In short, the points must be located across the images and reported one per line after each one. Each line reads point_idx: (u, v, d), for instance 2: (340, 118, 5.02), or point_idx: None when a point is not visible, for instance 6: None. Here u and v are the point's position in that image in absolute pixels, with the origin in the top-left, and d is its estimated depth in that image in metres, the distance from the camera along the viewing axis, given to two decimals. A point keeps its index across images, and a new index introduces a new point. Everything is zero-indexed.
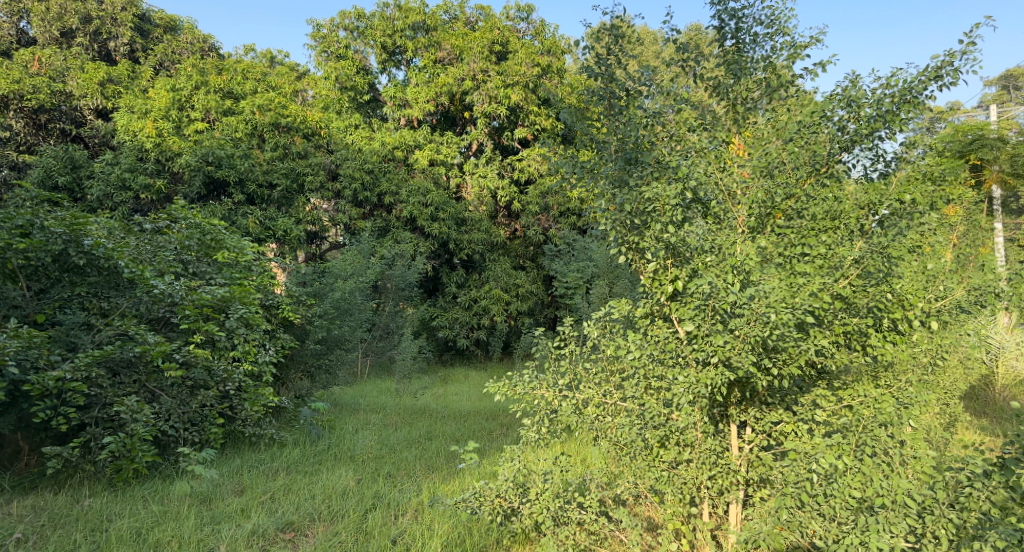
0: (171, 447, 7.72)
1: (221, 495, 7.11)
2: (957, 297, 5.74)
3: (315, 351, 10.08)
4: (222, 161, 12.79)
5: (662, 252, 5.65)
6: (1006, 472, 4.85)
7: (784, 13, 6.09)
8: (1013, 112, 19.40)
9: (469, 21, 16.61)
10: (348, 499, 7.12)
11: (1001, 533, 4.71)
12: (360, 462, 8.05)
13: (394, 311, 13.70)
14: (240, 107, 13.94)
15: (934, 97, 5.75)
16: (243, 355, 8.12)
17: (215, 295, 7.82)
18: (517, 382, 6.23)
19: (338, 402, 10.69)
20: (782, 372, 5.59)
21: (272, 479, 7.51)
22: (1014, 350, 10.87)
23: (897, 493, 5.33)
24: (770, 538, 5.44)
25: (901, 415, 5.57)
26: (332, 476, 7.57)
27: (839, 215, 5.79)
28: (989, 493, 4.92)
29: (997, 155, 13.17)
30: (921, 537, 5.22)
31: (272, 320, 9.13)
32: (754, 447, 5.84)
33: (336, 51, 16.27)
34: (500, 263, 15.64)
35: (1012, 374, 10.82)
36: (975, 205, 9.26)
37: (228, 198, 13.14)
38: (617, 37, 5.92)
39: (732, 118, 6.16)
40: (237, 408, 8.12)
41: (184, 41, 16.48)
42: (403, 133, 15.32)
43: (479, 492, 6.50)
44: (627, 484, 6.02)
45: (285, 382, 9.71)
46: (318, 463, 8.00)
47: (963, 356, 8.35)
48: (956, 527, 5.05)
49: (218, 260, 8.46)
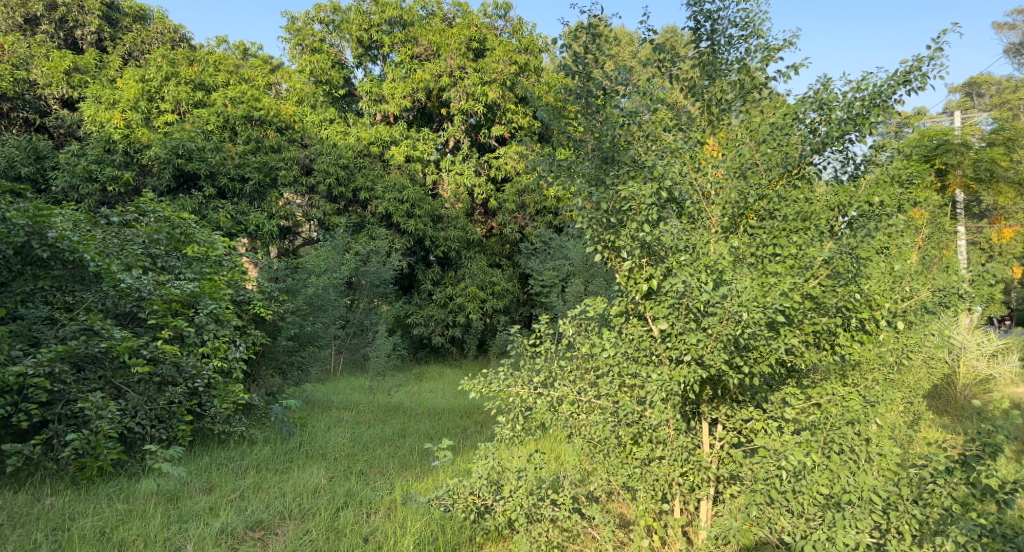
0: (137, 445, 7.69)
1: (188, 494, 7.08)
2: (922, 298, 5.86)
3: (287, 348, 9.96)
4: (192, 154, 12.71)
5: (638, 251, 5.69)
6: (967, 469, 5.00)
7: (759, 15, 6.16)
8: (977, 116, 19.80)
9: (447, 17, 16.57)
10: (319, 497, 7.11)
11: (962, 528, 4.93)
12: (332, 460, 8.04)
13: (369, 308, 13.74)
14: (211, 99, 13.91)
15: (902, 102, 5.82)
16: (213, 351, 8.06)
17: (184, 291, 7.85)
18: (492, 380, 6.23)
19: (310, 400, 10.70)
20: (752, 371, 5.65)
21: (242, 477, 7.49)
22: (975, 350, 11.18)
23: (863, 490, 5.35)
24: (740, 533, 5.48)
25: (868, 414, 5.61)
26: (304, 474, 7.56)
27: (809, 216, 5.85)
28: (950, 489, 5.08)
29: (961, 160, 13.33)
30: (885, 532, 5.32)
31: (243, 316, 9.01)
32: (725, 444, 5.94)
33: (311, 45, 16.01)
34: (476, 261, 15.64)
35: (973, 374, 11.11)
36: (938, 209, 9.46)
37: (198, 191, 13.01)
38: (594, 36, 6.03)
39: (707, 119, 6.23)
40: (205, 405, 8.09)
41: (153, 30, 16.24)
42: (379, 128, 15.25)
43: (454, 489, 6.54)
44: (600, 481, 6.08)
45: (256, 380, 9.60)
46: (290, 461, 7.99)
47: (927, 356, 8.48)
48: (918, 523, 5.19)
49: (187, 254, 8.43)
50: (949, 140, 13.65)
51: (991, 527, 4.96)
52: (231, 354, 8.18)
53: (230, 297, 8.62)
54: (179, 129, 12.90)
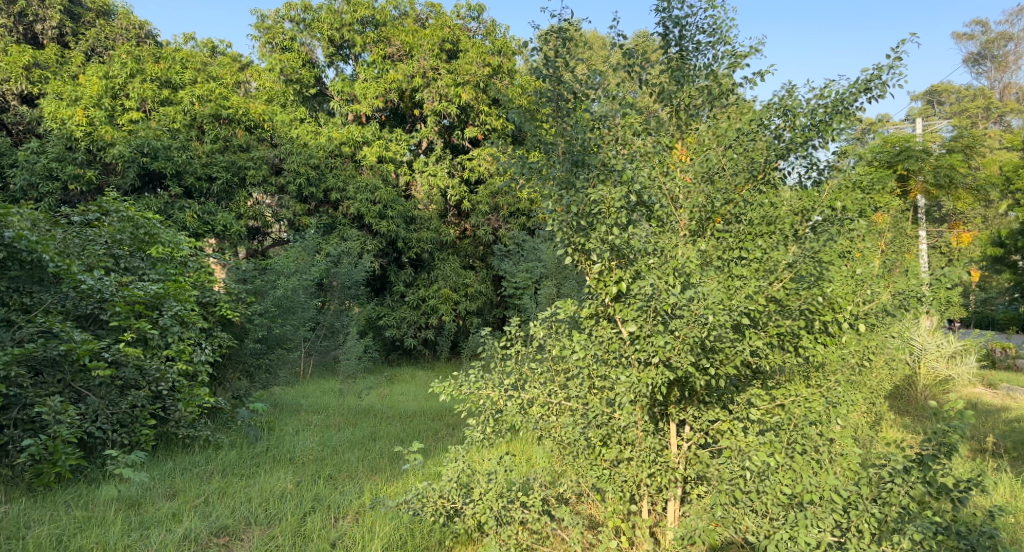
0: (97, 450, 7.59)
1: (151, 500, 7.01)
2: (884, 301, 5.99)
3: (254, 350, 9.85)
4: (158, 153, 12.54)
5: (607, 254, 5.75)
6: (924, 468, 5.20)
7: (727, 22, 6.24)
8: (937, 124, 20.14)
9: (419, 18, 16.50)
10: (286, 502, 7.08)
11: (918, 526, 5.11)
12: (300, 465, 8.00)
13: (339, 310, 13.71)
14: (178, 97, 13.80)
15: (864, 109, 5.92)
16: (177, 354, 7.97)
17: (148, 291, 7.81)
18: (462, 382, 6.25)
19: (277, 403, 10.62)
20: (718, 372, 5.69)
21: (207, 482, 7.43)
22: (934, 351, 11.28)
23: (824, 489, 5.49)
24: (706, 534, 5.53)
25: (829, 414, 5.70)
26: (270, 479, 7.51)
27: (775, 221, 5.90)
28: (908, 488, 5.25)
29: (922, 166, 13.49)
30: (846, 531, 5.42)
31: (209, 318, 8.92)
32: (692, 445, 5.94)
33: (281, 43, 15.96)
34: (448, 262, 15.62)
35: (933, 375, 11.20)
36: (900, 214, 9.62)
37: (163, 190, 12.87)
38: (564, 40, 6.15)
39: (675, 124, 6.24)
40: (169, 409, 7.99)
41: (118, 26, 16.03)
42: (351, 128, 15.18)
43: (422, 493, 6.52)
44: (570, 483, 6.12)
45: (222, 383, 9.50)
46: (256, 466, 7.94)
47: (888, 357, 8.61)
48: (878, 521, 5.32)
49: (152, 255, 8.29)
50: (911, 146, 13.82)
51: (946, 525, 5.16)
52: (197, 356, 8.11)
53: (196, 298, 8.54)
54: (144, 128, 12.77)
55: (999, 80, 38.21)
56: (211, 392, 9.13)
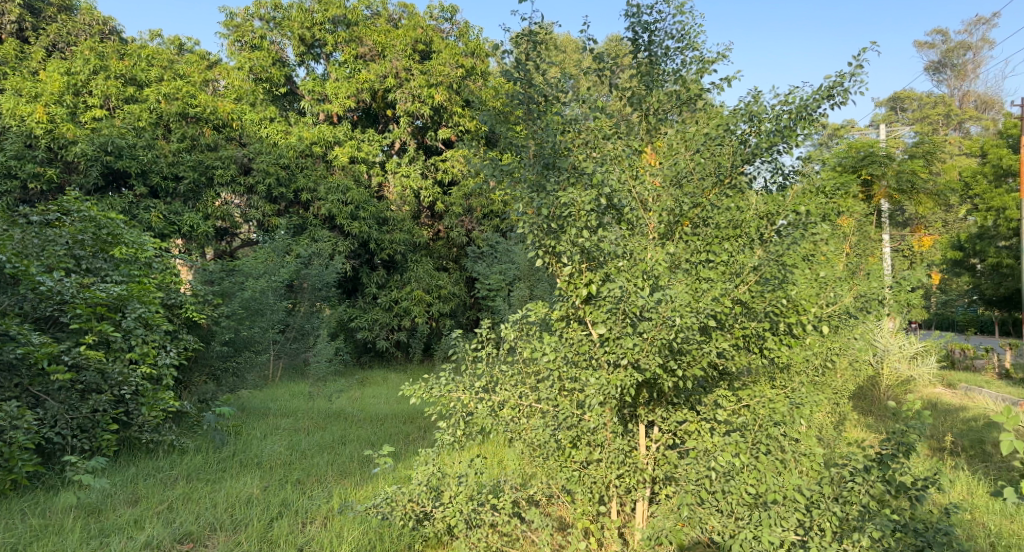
0: (55, 456, 7.54)
1: (112, 507, 6.94)
2: (847, 304, 5.90)
3: (222, 353, 9.82)
4: (122, 152, 12.53)
5: (577, 256, 5.81)
6: (883, 467, 5.33)
7: (694, 28, 6.32)
8: (899, 129, 20.48)
9: (392, 18, 16.48)
10: (252, 507, 7.03)
11: (877, 524, 5.22)
12: (267, 469, 7.95)
13: (310, 312, 13.62)
14: (143, 95, 13.50)
15: (827, 116, 6.03)
16: (142, 357, 7.90)
17: (110, 294, 7.64)
18: (433, 385, 6.22)
19: (245, 407, 10.54)
20: (686, 374, 5.75)
21: (171, 488, 7.36)
22: (897, 352, 11.40)
23: (787, 489, 5.57)
24: (672, 534, 5.63)
25: (793, 415, 5.71)
26: (236, 484, 7.45)
27: (741, 224, 5.96)
28: (868, 487, 5.36)
29: (885, 171, 13.71)
30: (808, 529, 5.50)
31: (175, 320, 8.81)
32: (661, 446, 6.02)
33: (250, 41, 15.70)
34: (422, 264, 15.61)
35: (895, 376, 11.37)
36: (864, 217, 9.81)
37: (128, 189, 12.92)
38: (535, 44, 6.13)
39: (645, 128, 6.33)
40: (132, 413, 7.90)
41: (80, 21, 15.61)
42: (322, 128, 15.07)
43: (391, 496, 6.43)
44: (541, 484, 6.17)
45: (186, 387, 9.31)
46: (222, 471, 7.88)
47: (852, 359, 8.76)
48: (839, 519, 5.42)
49: (115, 256, 8.14)
50: (875, 152, 14.03)
51: (904, 522, 5.27)
52: (161, 360, 8.07)
53: (160, 300, 8.45)
54: (108, 126, 12.63)
55: (958, 88, 38.93)
56: (176, 395, 9.03)
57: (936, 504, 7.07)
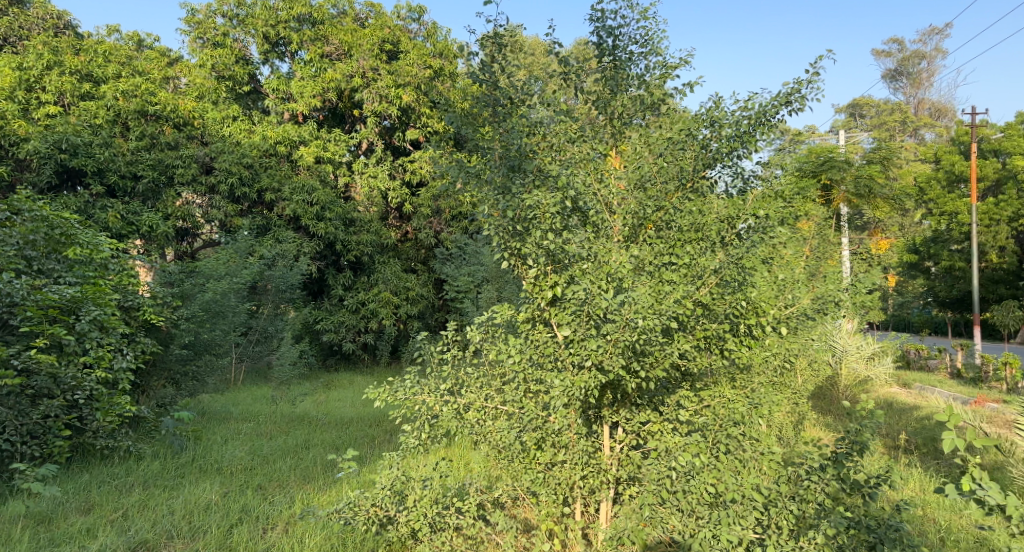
0: (4, 463, 7.41)
1: (63, 516, 6.85)
2: (804, 305, 6.09)
3: (181, 356, 9.67)
4: (77, 149, 12.19)
5: (542, 258, 5.85)
6: (838, 466, 5.39)
7: (658, 34, 6.37)
8: (857, 135, 20.80)
9: (359, 17, 16.41)
10: (211, 514, 6.97)
11: (831, 521, 5.29)
12: (228, 475, 7.88)
13: (273, 314, 13.55)
14: (100, 92, 13.33)
15: (785, 122, 6.12)
16: (96, 361, 7.80)
17: (63, 295, 7.57)
18: (397, 388, 6.20)
19: (205, 412, 10.44)
20: (649, 375, 5.79)
21: (126, 495, 7.28)
22: (855, 353, 11.50)
23: (745, 488, 5.62)
24: (634, 534, 5.70)
25: (751, 415, 5.83)
26: (195, 490, 7.38)
27: (703, 227, 6.00)
28: (824, 485, 5.44)
29: (844, 176, 13.93)
30: (766, 528, 5.59)
31: (132, 322, 8.63)
32: (624, 447, 6.06)
33: (212, 38, 15.60)
34: (389, 265, 15.58)
35: (853, 376, 11.59)
36: (823, 220, 10.03)
37: (84, 188, 12.56)
38: (500, 46, 6.15)
39: (610, 132, 6.37)
40: (86, 418, 7.81)
41: (33, 15, 15.36)
42: (287, 128, 14.98)
43: (354, 501, 6.46)
44: (507, 487, 6.20)
45: (145, 391, 9.27)
46: (180, 477, 7.80)
47: (811, 360, 8.94)
48: (795, 517, 5.49)
49: (69, 257, 7.99)
50: (834, 157, 14.25)
51: (857, 519, 5.33)
52: (117, 363, 7.93)
53: (116, 302, 8.30)
54: (62, 123, 12.34)
55: (913, 96, 39.64)
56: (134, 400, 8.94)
57: (888, 500, 7.22)
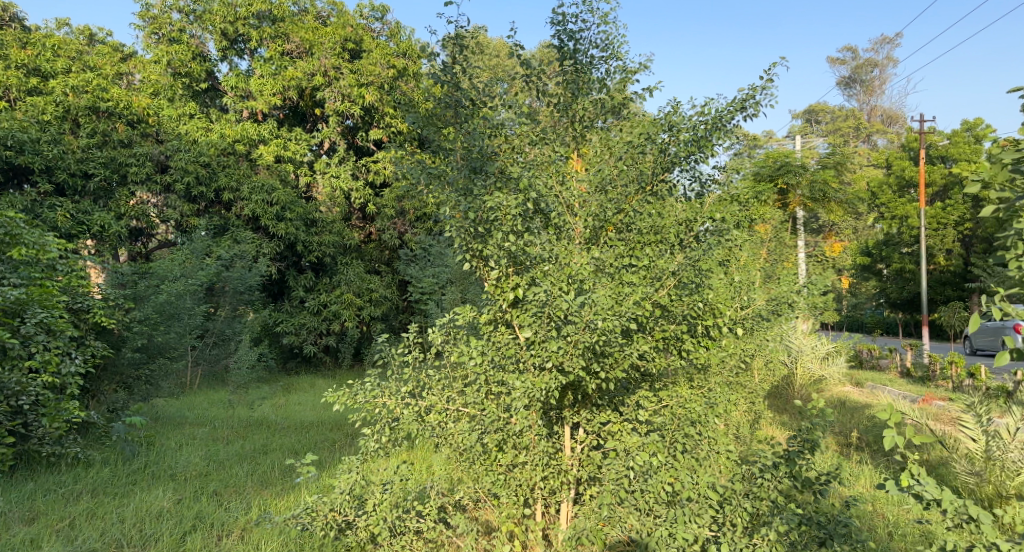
0: None
1: (7, 525, 6.72)
2: (758, 306, 6.20)
3: (132, 360, 9.43)
4: (24, 146, 11.99)
5: (504, 260, 5.91)
6: (790, 463, 5.49)
7: (618, 38, 6.43)
8: (812, 140, 21.12)
9: (320, 15, 16.29)
10: (164, 521, 6.89)
11: (784, 519, 5.34)
12: (181, 481, 7.78)
13: (231, 317, 13.58)
14: (49, 87, 13.16)
15: (740, 126, 6.20)
16: (43, 365, 7.68)
17: (8, 298, 7.37)
18: (358, 391, 6.15)
19: (158, 416, 10.31)
20: (608, 376, 5.84)
21: (74, 503, 7.16)
22: (809, 353, 11.81)
23: (701, 486, 5.68)
24: (593, 534, 5.73)
25: (708, 414, 5.92)
26: (146, 498, 7.29)
27: (661, 230, 6.07)
28: (776, 483, 5.53)
29: (799, 180, 14.16)
30: (722, 525, 5.64)
31: (81, 325, 8.43)
32: (585, 447, 6.15)
33: (168, 34, 15.29)
34: (352, 267, 15.50)
35: (809, 375, 11.77)
36: (778, 223, 10.26)
37: (32, 186, 12.36)
38: (461, 47, 6.17)
39: (571, 134, 6.43)
40: (31, 425, 7.69)
41: None
42: (246, 126, 14.81)
43: (312, 507, 6.42)
44: (468, 489, 6.22)
45: (94, 395, 9.10)
46: (132, 484, 7.70)
47: (766, 360, 9.10)
48: (749, 515, 5.56)
49: (13, 258, 7.71)
50: (790, 161, 14.43)
51: (809, 515, 5.43)
52: (64, 368, 7.82)
53: (65, 303, 8.12)
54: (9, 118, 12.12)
55: (866, 103, 40.36)
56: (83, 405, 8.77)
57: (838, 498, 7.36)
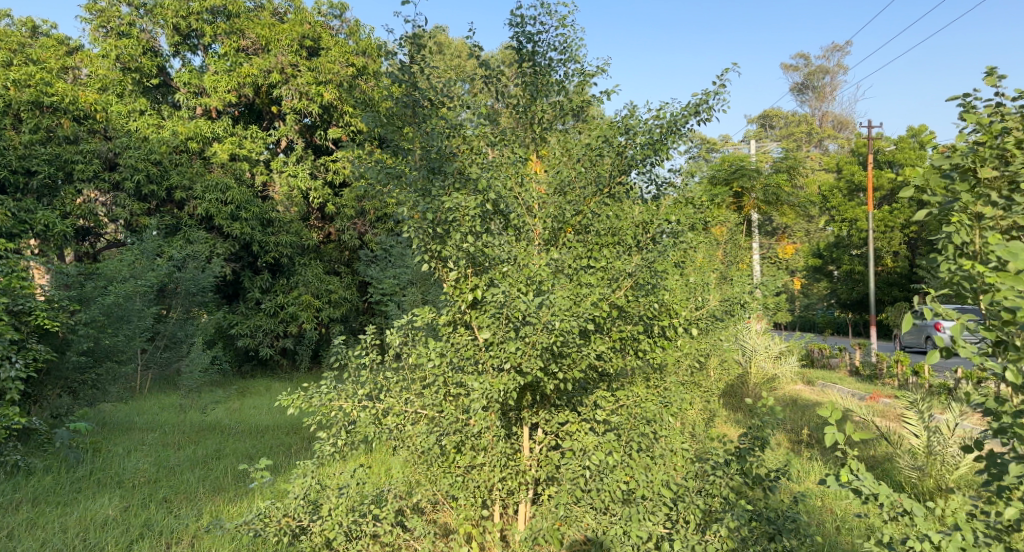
0: None
1: None
2: (714, 307, 6.25)
3: (78, 364, 9.27)
4: None
5: (463, 261, 5.88)
6: (741, 460, 5.62)
7: (576, 42, 6.48)
8: (766, 144, 21.41)
9: (277, 11, 16.13)
10: (110, 530, 6.79)
11: (735, 515, 5.44)
12: (129, 488, 7.68)
13: (183, 320, 13.28)
14: None
15: (694, 131, 6.29)
16: None
17: None
18: (312, 395, 6.09)
19: (105, 422, 10.15)
20: (566, 376, 5.88)
21: (15, 513, 7.03)
22: (763, 352, 11.87)
23: (655, 484, 5.73)
24: (550, 533, 5.80)
25: (663, 413, 5.99)
26: (90, 506, 7.18)
27: (619, 232, 6.12)
28: (728, 480, 5.65)
29: (754, 184, 14.32)
30: (675, 523, 5.68)
31: (22, 328, 8.21)
32: (544, 447, 6.17)
33: (116, 27, 15.01)
34: (311, 267, 15.36)
35: (762, 374, 11.97)
36: (733, 226, 10.41)
37: None
38: (419, 47, 6.13)
39: (530, 136, 6.46)
40: None
41: None
42: (198, 123, 14.58)
43: (264, 512, 6.29)
44: (425, 492, 6.18)
45: (37, 401, 9.00)
46: (76, 492, 7.56)
47: (720, 358, 9.24)
48: (702, 512, 5.62)
49: None
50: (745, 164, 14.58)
51: (758, 511, 5.54)
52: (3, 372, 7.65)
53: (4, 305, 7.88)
54: None
55: (817, 109, 41.02)
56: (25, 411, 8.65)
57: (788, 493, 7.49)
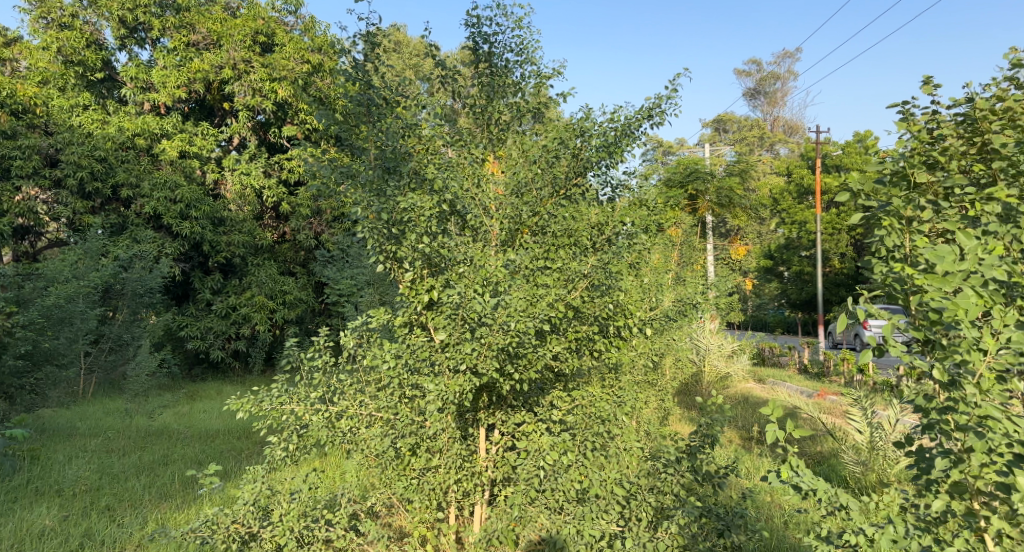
0: None
1: None
2: (667, 308, 6.26)
3: (14, 368, 9.07)
4: None
5: (419, 262, 5.91)
6: (692, 457, 5.75)
7: (533, 43, 6.49)
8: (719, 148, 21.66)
9: (230, 6, 15.90)
10: (48, 541, 6.66)
11: (684, 512, 5.53)
12: (69, 497, 7.54)
13: (130, 321, 13.00)
14: None
15: (648, 134, 6.34)
16: None
17: None
18: (263, 398, 6.05)
19: (45, 428, 9.95)
20: (522, 377, 5.86)
21: None
22: (716, 351, 11.97)
23: (607, 482, 5.84)
24: (505, 535, 5.77)
25: (617, 413, 5.98)
26: (28, 516, 7.03)
27: (575, 233, 6.10)
28: (679, 476, 5.77)
29: (708, 186, 14.53)
30: (628, 520, 5.77)
31: None
32: (500, 448, 6.13)
33: (59, 19, 14.41)
34: (265, 267, 15.19)
35: (716, 373, 12.06)
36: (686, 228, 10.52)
37: None
38: (372, 45, 6.22)
39: (487, 137, 6.43)
40: None
41: None
42: (147, 119, 14.21)
43: (213, 519, 6.17)
44: (380, 495, 6.17)
45: None
46: (13, 501, 7.41)
47: (676, 353, 9.32)
48: (654, 508, 5.75)
49: None
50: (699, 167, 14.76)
51: (708, 507, 5.62)
52: None
53: None
54: None
55: (769, 114, 41.63)
56: None
57: (738, 491, 7.60)
